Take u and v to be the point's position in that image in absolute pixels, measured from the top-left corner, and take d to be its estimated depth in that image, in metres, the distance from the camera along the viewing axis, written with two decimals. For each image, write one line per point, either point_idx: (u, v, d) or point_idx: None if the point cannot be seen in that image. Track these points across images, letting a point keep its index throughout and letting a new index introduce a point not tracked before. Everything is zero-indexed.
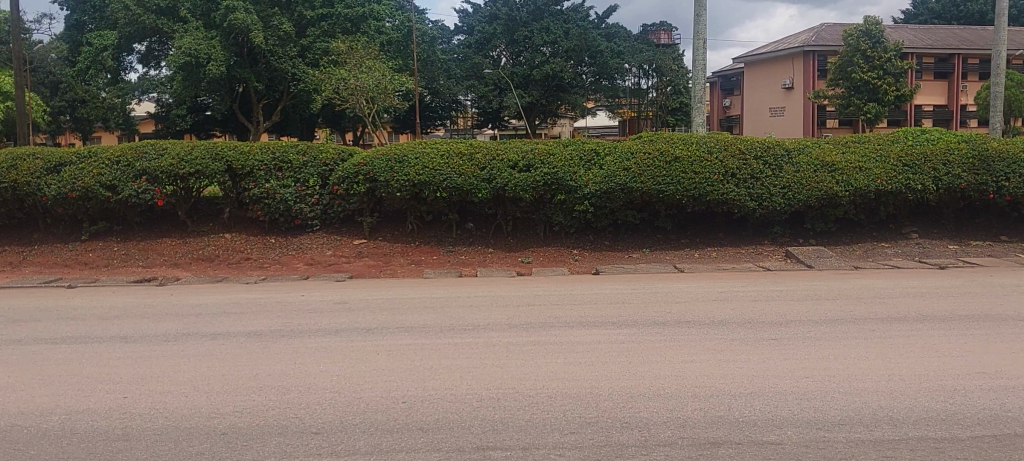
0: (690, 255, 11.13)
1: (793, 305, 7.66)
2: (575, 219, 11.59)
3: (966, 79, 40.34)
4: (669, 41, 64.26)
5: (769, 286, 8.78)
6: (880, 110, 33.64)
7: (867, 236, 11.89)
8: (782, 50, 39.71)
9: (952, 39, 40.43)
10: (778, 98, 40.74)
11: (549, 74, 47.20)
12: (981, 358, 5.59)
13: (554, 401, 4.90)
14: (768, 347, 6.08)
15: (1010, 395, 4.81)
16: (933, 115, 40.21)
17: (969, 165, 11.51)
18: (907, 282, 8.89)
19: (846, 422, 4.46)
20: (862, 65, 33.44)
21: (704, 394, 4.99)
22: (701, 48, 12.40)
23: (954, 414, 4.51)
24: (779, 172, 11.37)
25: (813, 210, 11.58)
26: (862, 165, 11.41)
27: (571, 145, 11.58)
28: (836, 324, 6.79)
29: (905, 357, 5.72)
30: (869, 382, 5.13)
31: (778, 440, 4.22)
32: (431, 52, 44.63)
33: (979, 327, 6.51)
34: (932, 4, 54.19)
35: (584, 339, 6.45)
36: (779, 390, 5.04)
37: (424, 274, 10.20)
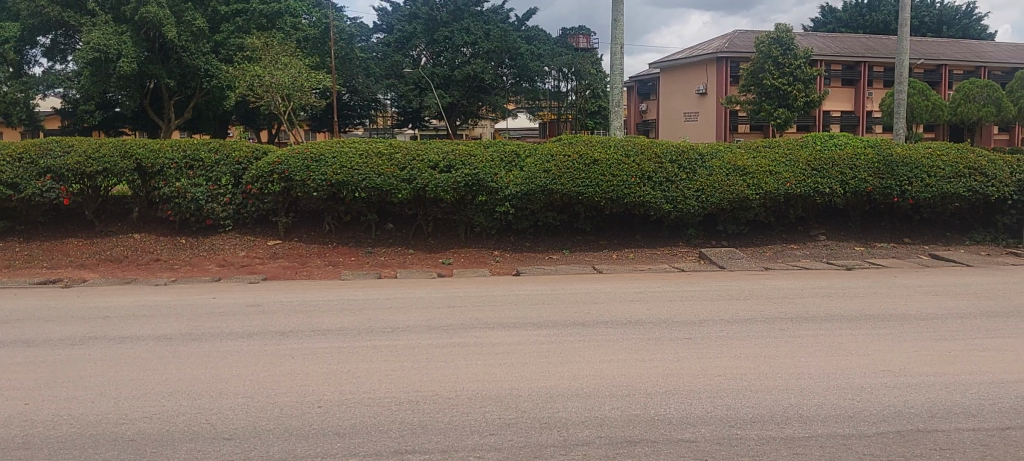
0: (608, 257, 11.26)
1: (707, 306, 7.81)
2: (496, 220, 11.59)
3: (871, 86, 41.83)
4: (587, 45, 65.00)
5: (684, 287, 8.94)
6: (789, 115, 34.58)
7: (777, 238, 12.21)
8: (696, 56, 40.39)
9: (858, 48, 41.91)
10: (692, 103, 41.57)
11: (469, 76, 47.11)
12: (886, 357, 5.79)
13: (474, 403, 4.89)
14: (684, 346, 6.18)
15: (912, 392, 4.99)
16: (839, 121, 41.54)
17: (875, 170, 11.93)
18: (815, 282, 9.15)
19: (758, 419, 4.56)
20: (773, 71, 34.33)
21: (621, 393, 5.05)
22: (619, 52, 12.56)
23: (860, 411, 4.67)
24: (694, 176, 11.57)
25: (726, 213, 11.83)
26: (773, 169, 11.71)
27: (491, 147, 11.58)
28: (749, 324, 6.96)
29: (812, 355, 5.89)
30: (781, 381, 5.26)
31: (692, 438, 4.30)
32: (349, 50, 44.16)
33: (885, 327, 6.74)
34: (839, 13, 56.04)
35: (505, 340, 6.44)
36: (693, 387, 5.14)
37: (342, 276, 10.05)
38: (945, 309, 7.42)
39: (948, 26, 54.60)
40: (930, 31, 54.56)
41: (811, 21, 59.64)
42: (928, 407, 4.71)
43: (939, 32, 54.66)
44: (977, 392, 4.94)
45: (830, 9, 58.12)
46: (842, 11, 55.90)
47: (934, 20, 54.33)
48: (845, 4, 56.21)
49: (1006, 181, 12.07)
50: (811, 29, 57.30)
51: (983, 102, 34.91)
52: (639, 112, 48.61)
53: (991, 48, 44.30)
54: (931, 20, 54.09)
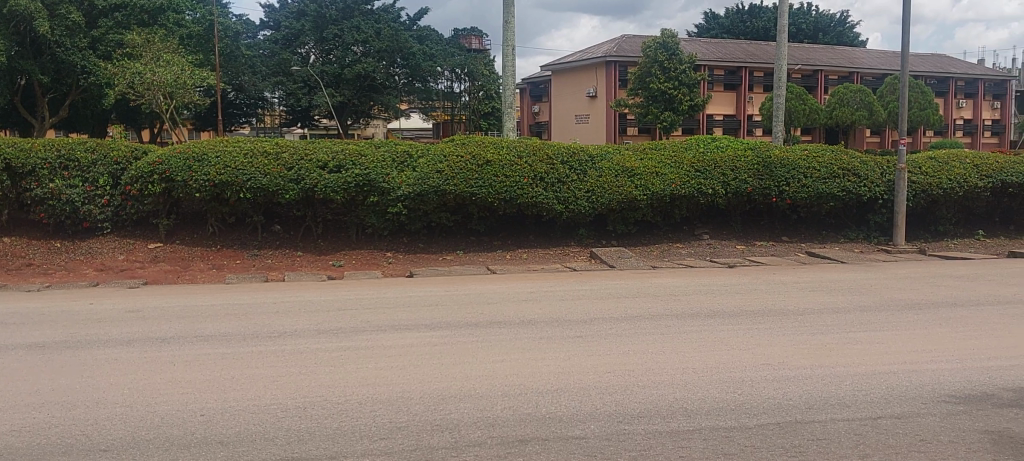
0: (501, 258, 11.30)
1: (596, 304, 7.94)
2: (387, 221, 11.46)
3: (752, 91, 43.34)
4: (480, 46, 65.15)
5: (577, 286, 9.05)
6: (675, 118, 35.54)
7: (664, 238, 12.51)
8: (585, 60, 41.04)
9: (738, 54, 43.42)
10: (583, 106, 42.15)
11: (360, 74, 46.71)
12: (767, 351, 5.99)
13: (364, 407, 4.82)
14: (573, 345, 6.25)
15: (791, 384, 5.19)
16: (722, 125, 42.60)
17: (755, 172, 12.36)
18: (699, 280, 9.43)
19: (644, 414, 4.66)
20: (659, 75, 35.17)
21: (514, 393, 5.07)
22: (510, 55, 12.63)
23: (742, 404, 4.82)
24: (584, 177, 11.73)
25: (615, 213, 12.04)
26: (659, 171, 12.00)
27: (382, 146, 11.47)
28: (636, 321, 7.10)
29: (697, 350, 6.05)
30: (667, 376, 5.40)
31: (582, 435, 4.35)
32: (235, 47, 43.04)
33: (766, 321, 7.00)
34: (722, 19, 57.80)
35: (396, 343, 6.39)
36: (583, 386, 5.20)
37: (227, 279, 9.78)
38: (821, 303, 7.76)
39: (824, 33, 57.11)
40: (806, 37, 56.91)
41: (695, 26, 61.32)
42: (805, 399, 4.91)
43: (815, 39, 57.08)
44: (851, 384, 5.18)
45: (713, 15, 59.89)
46: (724, 17, 57.70)
47: (810, 27, 56.67)
48: (728, 10, 58.03)
49: (877, 182, 12.70)
50: (695, 35, 58.96)
51: (857, 106, 37.12)
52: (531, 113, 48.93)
53: (863, 55, 46.62)
54: (807, 27, 56.41)
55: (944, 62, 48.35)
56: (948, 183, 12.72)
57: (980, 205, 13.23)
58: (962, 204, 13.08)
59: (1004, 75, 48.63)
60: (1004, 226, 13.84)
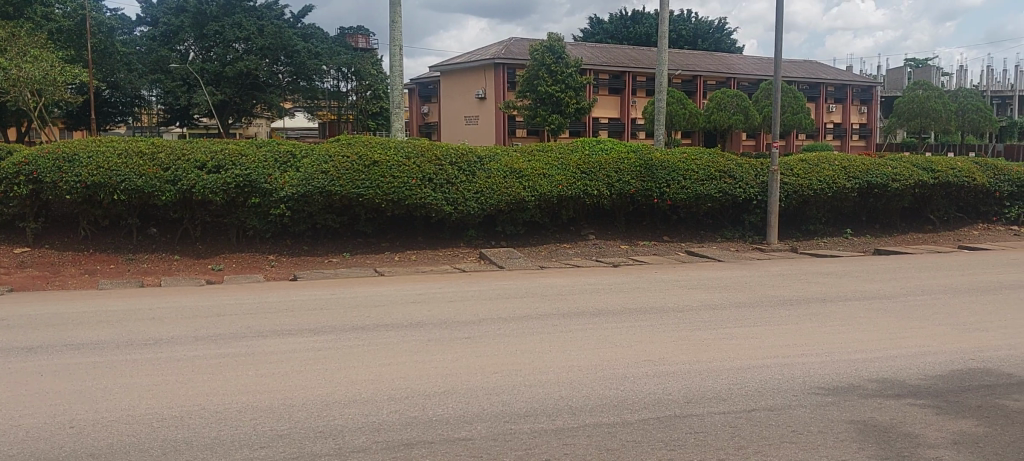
0: (388, 259, 11.22)
1: (482, 305, 7.97)
2: (270, 223, 11.21)
3: (635, 95, 44.34)
4: (366, 45, 64.41)
5: (465, 287, 9.06)
6: (562, 121, 36.02)
7: (551, 239, 12.64)
8: (475, 61, 41.18)
9: (622, 59, 44.39)
10: (471, 107, 42.19)
11: (242, 72, 45.52)
12: (651, 348, 6.14)
13: (244, 416, 4.71)
14: (461, 346, 6.27)
15: (673, 379, 5.35)
16: (608, 128, 43.32)
17: (638, 174, 12.66)
18: (586, 279, 9.60)
19: (530, 413, 4.71)
20: (547, 78, 35.62)
21: (399, 397, 5.04)
22: (397, 55, 12.55)
23: (624, 400, 4.94)
24: (472, 178, 11.76)
25: (503, 214, 12.10)
26: (546, 172, 12.16)
27: (264, 146, 11.24)
28: (523, 320, 7.18)
29: (581, 349, 6.15)
30: (553, 374, 5.49)
31: (468, 436, 4.37)
32: (109, 42, 41.43)
33: (648, 319, 7.19)
34: (606, 24, 58.81)
35: (279, 348, 6.27)
36: (469, 386, 5.23)
37: (100, 285, 9.39)
38: (701, 301, 8.01)
39: (703, 39, 58.95)
40: (686, 44, 58.62)
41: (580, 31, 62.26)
42: (684, 393, 5.06)
43: (695, 45, 58.83)
44: (728, 378, 5.37)
45: (597, 20, 60.95)
46: (608, 22, 58.77)
47: (690, 33, 58.40)
48: (612, 16, 59.17)
49: (752, 183, 13.21)
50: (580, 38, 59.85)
51: (734, 111, 38.50)
52: (420, 114, 48.62)
53: (740, 61, 48.33)
54: (687, 33, 58.12)
55: (815, 69, 50.62)
56: (817, 185, 13.32)
57: (848, 206, 13.88)
58: (831, 204, 13.70)
59: (870, 81, 51.29)
60: (870, 225, 14.56)
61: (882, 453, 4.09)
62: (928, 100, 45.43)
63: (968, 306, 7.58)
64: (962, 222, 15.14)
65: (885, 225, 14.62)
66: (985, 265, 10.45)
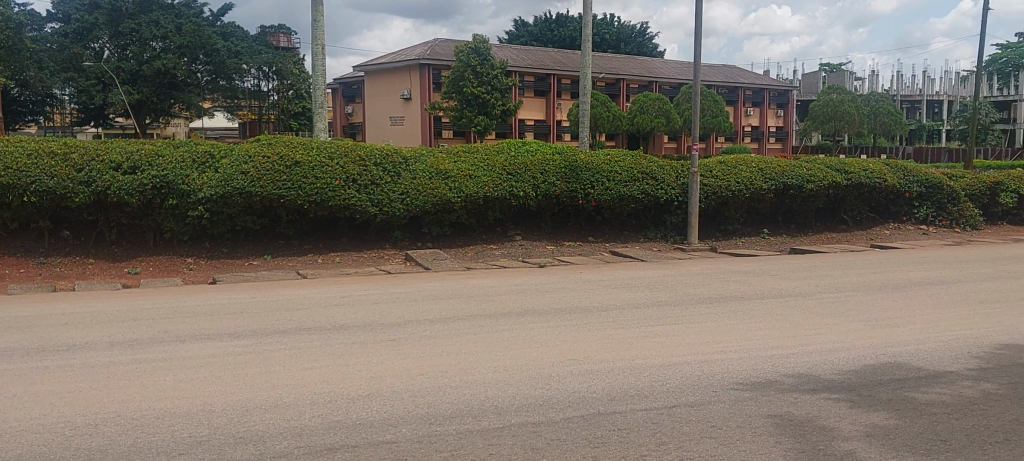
0: (312, 262, 11.07)
1: (407, 307, 7.92)
2: (189, 225, 10.96)
3: (560, 97, 44.65)
4: (288, 44, 63.38)
5: (392, 289, 8.99)
6: (488, 123, 36.12)
7: (477, 240, 12.63)
8: (399, 61, 40.92)
9: (547, 61, 44.66)
10: (396, 107, 41.88)
11: (160, 71, 44.38)
12: (576, 347, 6.19)
13: (161, 422, 4.60)
14: (385, 349, 6.22)
15: (597, 377, 5.40)
16: (533, 129, 43.52)
17: (563, 175, 12.77)
18: (513, 280, 9.62)
19: (456, 415, 4.70)
20: (472, 80, 35.67)
21: (321, 401, 4.98)
22: (320, 53, 12.39)
23: (549, 399, 4.97)
24: (398, 178, 11.68)
25: (429, 216, 12.05)
26: (471, 173, 12.15)
27: (183, 147, 10.99)
28: (449, 322, 7.16)
29: (505, 349, 6.16)
30: (479, 375, 5.49)
31: (393, 439, 4.34)
32: (17, 39, 39.89)
33: (574, 318, 7.26)
34: (530, 27, 59.07)
35: (198, 353, 6.13)
36: (394, 389, 5.19)
37: (9, 290, 9.04)
38: (625, 300, 8.12)
39: (626, 43, 59.72)
40: (610, 47, 59.30)
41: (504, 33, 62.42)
42: (607, 391, 5.12)
43: (618, 49, 59.56)
44: (649, 375, 5.45)
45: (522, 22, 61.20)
46: (533, 25, 59.04)
47: (613, 37, 59.14)
48: (536, 19, 59.47)
49: (674, 185, 13.45)
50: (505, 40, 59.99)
51: (656, 114, 39.16)
52: (344, 115, 47.93)
53: (662, 65, 49.12)
54: (610, 37, 58.81)
55: (734, 73, 51.77)
56: (736, 186, 13.63)
57: (766, 206, 14.23)
58: (749, 204, 14.04)
59: (786, 85, 52.69)
60: (786, 225, 14.94)
61: (798, 446, 4.20)
62: (842, 104, 46.92)
63: (880, 302, 7.85)
64: (875, 221, 15.65)
65: (801, 225, 15.03)
66: (896, 263, 10.83)
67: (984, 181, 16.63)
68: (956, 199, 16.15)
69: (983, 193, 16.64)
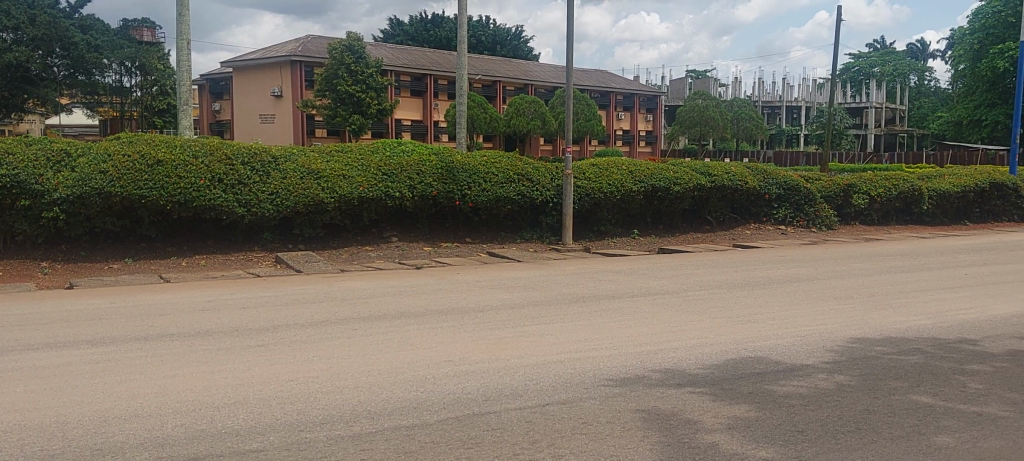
0: (177, 265, 10.67)
1: (277, 310, 7.72)
2: (43, 228, 10.37)
3: (436, 98, 44.59)
4: (152, 38, 60.87)
5: (261, 293, 8.76)
6: (363, 122, 35.74)
7: (351, 241, 12.45)
8: (269, 57, 39.97)
9: (423, 61, 44.51)
10: (267, 105, 40.87)
11: (11, 64, 41.87)
12: (452, 348, 6.18)
13: (10, 437, 4.32)
14: (254, 354, 6.04)
15: (472, 378, 5.39)
16: (409, 129, 43.30)
17: (438, 175, 12.74)
18: (387, 282, 9.52)
19: (327, 420, 4.61)
20: (347, 78, 35.19)
21: (187, 409, 4.79)
22: (185, 49, 11.95)
23: (424, 402, 4.93)
24: (267, 179, 11.39)
25: (300, 217, 11.78)
26: (345, 174, 11.97)
27: (35, 144, 10.40)
28: (321, 326, 7.02)
29: (378, 352, 6.09)
30: (351, 379, 5.39)
31: (260, 447, 4.22)
32: None
33: (448, 319, 7.24)
34: (406, 26, 58.69)
35: (54, 362, 5.80)
36: (264, 396, 5.04)
37: None
38: (499, 300, 8.17)
39: (501, 45, 60.21)
40: (486, 49, 59.53)
41: (379, 32, 61.77)
42: (483, 391, 5.12)
43: (494, 51, 59.92)
44: (524, 374, 5.50)
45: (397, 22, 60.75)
46: (409, 25, 58.65)
47: (489, 39, 59.50)
48: (412, 18, 59.11)
49: (548, 186, 13.61)
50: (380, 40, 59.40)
51: (531, 116, 39.67)
52: (211, 112, 46.12)
53: (536, 68, 49.72)
54: (486, 39, 59.16)
55: (605, 77, 52.92)
56: (607, 188, 13.91)
57: (635, 208, 14.59)
58: (620, 207, 14.35)
59: (655, 91, 54.22)
60: (655, 225, 15.33)
61: (665, 439, 4.31)
62: (707, 109, 48.67)
63: (742, 299, 8.17)
64: (736, 222, 16.27)
65: (668, 226, 15.47)
66: (758, 261, 11.31)
67: (838, 183, 17.51)
68: (813, 200, 16.95)
69: (837, 195, 17.52)
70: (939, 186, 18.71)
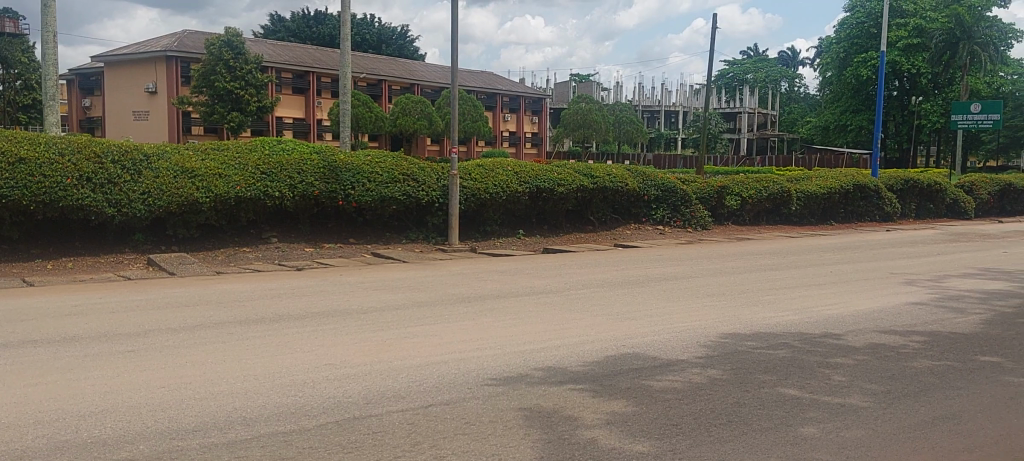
0: (40, 268, 10.17)
1: (148, 315, 7.43)
2: None
3: (319, 96, 43.85)
4: (15, 30, 57.68)
5: (131, 296, 8.42)
6: (242, 119, 34.96)
7: (229, 242, 12.12)
8: (142, 52, 38.51)
9: (305, 59, 43.70)
10: (140, 102, 39.31)
11: None
12: (332, 351, 6.09)
13: None
14: (123, 361, 5.79)
15: (351, 382, 5.32)
16: (292, 128, 42.40)
17: (320, 175, 12.54)
18: (266, 284, 9.30)
19: (200, 428, 4.47)
20: (225, 74, 34.25)
21: (50, 419, 4.57)
22: (51, 42, 11.39)
23: (302, 406, 4.84)
24: (139, 178, 10.98)
25: (175, 217, 11.40)
26: (223, 172, 11.66)
27: None
28: (196, 330, 6.80)
29: (255, 357, 5.95)
30: (226, 385, 5.24)
31: (129, 457, 4.05)
32: None
33: (330, 322, 7.13)
34: (287, 22, 57.42)
35: None
36: (133, 403, 4.86)
37: None
38: (382, 302, 8.09)
39: (386, 44, 59.70)
40: (371, 48, 58.92)
41: (260, 27, 60.25)
42: (363, 395, 5.06)
43: (379, 50, 59.36)
44: (406, 375, 5.47)
45: (278, 17, 59.40)
46: (290, 21, 57.43)
47: (374, 38, 58.88)
48: (294, 14, 57.91)
49: (434, 187, 13.57)
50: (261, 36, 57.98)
51: (418, 117, 39.50)
52: (79, 107, 43.97)
53: (422, 68, 49.52)
54: (371, 38, 58.53)
55: (491, 79, 53.16)
56: (492, 188, 13.97)
57: (520, 209, 14.69)
58: (505, 207, 14.42)
59: (540, 93, 54.80)
60: (539, 226, 15.48)
61: (546, 436, 4.36)
62: (590, 113, 49.53)
63: (622, 297, 8.37)
64: (618, 223, 16.61)
65: (552, 227, 15.64)
66: (637, 261, 11.58)
67: (711, 185, 18.09)
68: (688, 201, 17.46)
69: (711, 196, 18.09)
70: (806, 189, 19.57)
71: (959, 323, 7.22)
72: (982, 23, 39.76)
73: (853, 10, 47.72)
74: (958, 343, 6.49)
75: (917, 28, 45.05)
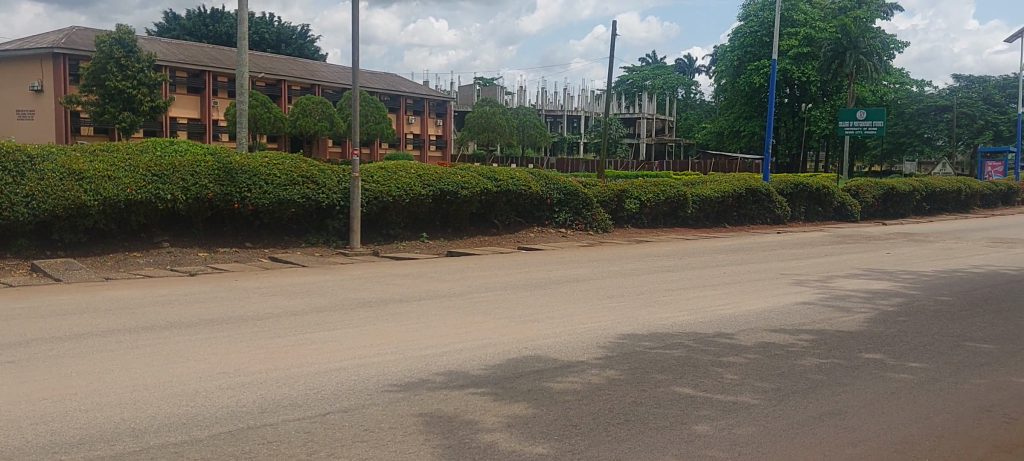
0: None
1: (30, 324, 7.11)
2: None
3: (215, 96, 42.77)
4: None
5: (10, 304, 8.04)
6: (135, 119, 33.80)
7: (119, 247, 11.71)
8: (27, 48, 36.86)
9: (202, 58, 42.63)
10: (25, 100, 37.61)
11: None
12: (227, 359, 5.95)
13: None
14: (3, 373, 5.52)
15: (244, 391, 5.20)
16: (186, 128, 41.21)
17: (215, 177, 12.23)
18: (157, 290, 9.01)
19: (85, 441, 4.31)
20: (116, 73, 33.08)
21: None
22: None
23: (195, 416, 4.72)
24: (21, 180, 10.51)
25: (60, 222, 10.95)
26: (112, 175, 11.27)
27: None
28: (83, 339, 6.54)
29: (146, 365, 5.77)
30: (113, 396, 5.06)
31: None
32: None
33: (225, 328, 6.96)
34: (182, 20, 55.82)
35: None
36: (12, 417, 4.64)
37: None
38: (279, 307, 7.95)
39: (286, 44, 58.62)
40: (270, 47, 57.79)
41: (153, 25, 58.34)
42: (258, 403, 4.96)
43: (277, 49, 58.27)
44: (303, 383, 5.38)
45: (172, 14, 57.72)
46: (185, 18, 55.82)
47: (272, 37, 57.76)
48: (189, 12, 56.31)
49: (335, 189, 13.36)
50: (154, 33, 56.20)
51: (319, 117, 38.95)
52: None
53: (323, 68, 48.85)
54: (270, 37, 57.38)
55: (394, 81, 52.83)
56: (394, 191, 13.87)
57: (423, 211, 14.61)
58: (408, 210, 14.33)
59: (443, 96, 54.75)
60: (443, 229, 15.43)
61: (446, 441, 4.36)
62: (494, 116, 49.71)
63: (521, 299, 8.43)
64: (520, 226, 16.72)
65: (456, 229, 15.61)
66: (537, 263, 11.68)
67: (612, 188, 18.33)
68: (590, 204, 17.66)
69: (611, 199, 18.33)
70: (702, 192, 20.08)
71: (844, 322, 7.53)
72: (867, 35, 41.43)
73: (747, 19, 49.25)
74: (843, 341, 6.77)
75: (807, 37, 46.86)
